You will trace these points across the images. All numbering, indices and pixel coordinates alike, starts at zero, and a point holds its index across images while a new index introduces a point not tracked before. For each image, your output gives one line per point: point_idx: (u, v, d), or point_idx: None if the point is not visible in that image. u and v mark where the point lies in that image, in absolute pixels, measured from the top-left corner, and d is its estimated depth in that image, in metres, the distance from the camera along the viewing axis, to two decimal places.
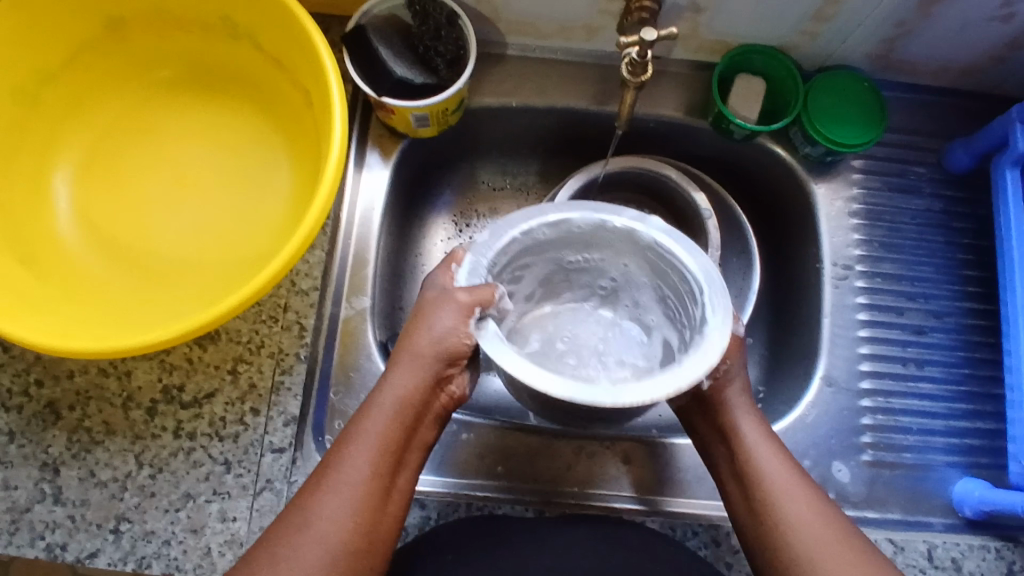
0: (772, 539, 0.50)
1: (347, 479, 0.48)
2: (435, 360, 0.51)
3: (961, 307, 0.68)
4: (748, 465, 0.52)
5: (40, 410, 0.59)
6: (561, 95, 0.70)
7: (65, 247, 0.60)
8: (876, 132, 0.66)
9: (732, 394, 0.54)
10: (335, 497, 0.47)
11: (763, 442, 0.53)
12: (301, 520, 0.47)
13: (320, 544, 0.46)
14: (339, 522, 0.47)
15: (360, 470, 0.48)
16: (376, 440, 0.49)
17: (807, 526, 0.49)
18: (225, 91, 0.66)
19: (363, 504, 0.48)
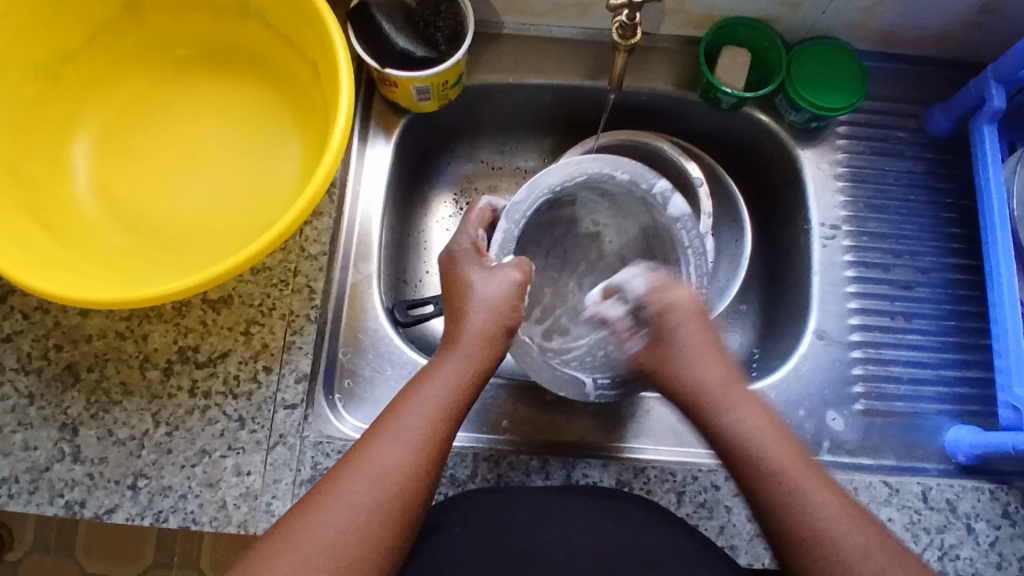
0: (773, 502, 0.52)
1: (407, 431, 0.52)
2: (489, 335, 0.57)
3: (947, 263, 0.71)
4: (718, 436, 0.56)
5: (59, 372, 0.61)
6: (556, 70, 0.73)
7: (82, 216, 0.62)
8: (857, 96, 0.69)
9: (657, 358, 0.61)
10: (395, 446, 0.51)
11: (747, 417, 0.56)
12: (356, 463, 0.51)
13: (382, 486, 0.49)
14: (401, 471, 0.50)
15: (419, 425, 0.52)
16: (433, 404, 0.54)
17: (807, 496, 0.52)
18: (235, 70, 0.68)
19: (422, 457, 0.51)
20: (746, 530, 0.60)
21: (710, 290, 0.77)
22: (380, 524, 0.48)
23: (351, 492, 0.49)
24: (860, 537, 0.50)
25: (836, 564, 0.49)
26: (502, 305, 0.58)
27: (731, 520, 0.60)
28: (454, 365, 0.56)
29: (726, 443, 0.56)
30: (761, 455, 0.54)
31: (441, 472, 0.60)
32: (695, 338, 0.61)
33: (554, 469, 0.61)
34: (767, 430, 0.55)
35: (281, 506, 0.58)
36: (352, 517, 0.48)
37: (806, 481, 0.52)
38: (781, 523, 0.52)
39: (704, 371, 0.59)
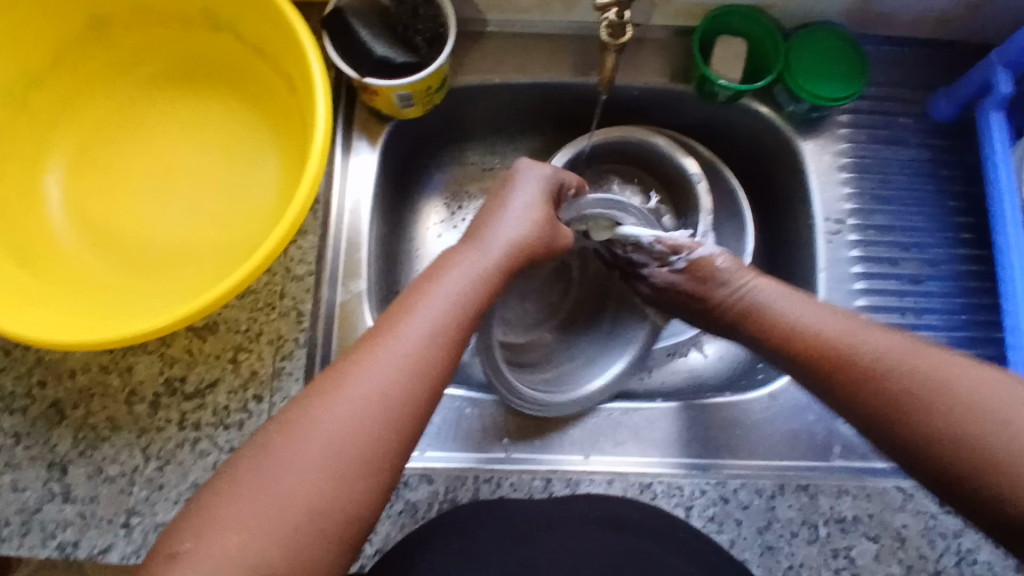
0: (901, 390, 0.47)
1: (424, 325, 0.49)
2: (513, 252, 0.56)
3: (955, 255, 0.69)
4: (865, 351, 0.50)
5: (44, 411, 0.60)
6: (544, 68, 0.70)
7: (58, 248, 0.60)
8: (859, 84, 0.66)
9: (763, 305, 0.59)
10: (420, 328, 0.48)
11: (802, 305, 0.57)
12: (373, 346, 0.47)
13: (366, 410, 0.44)
14: (395, 386, 0.46)
15: (438, 321, 0.49)
16: (452, 298, 0.51)
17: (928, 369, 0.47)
18: (207, 84, 0.65)
19: (437, 353, 0.48)
20: (758, 543, 0.59)
21: None
22: (360, 449, 0.43)
23: (369, 381, 0.45)
24: (931, 370, 0.46)
25: (952, 404, 0.44)
26: (534, 237, 0.58)
27: (741, 533, 0.59)
28: (473, 266, 0.54)
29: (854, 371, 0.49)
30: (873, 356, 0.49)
31: (442, 498, 0.59)
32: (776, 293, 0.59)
33: (557, 487, 0.60)
34: (786, 292, 0.59)
35: None
36: (367, 404, 0.45)
37: (829, 327, 0.53)
38: (853, 374, 0.50)
39: (716, 289, 0.62)
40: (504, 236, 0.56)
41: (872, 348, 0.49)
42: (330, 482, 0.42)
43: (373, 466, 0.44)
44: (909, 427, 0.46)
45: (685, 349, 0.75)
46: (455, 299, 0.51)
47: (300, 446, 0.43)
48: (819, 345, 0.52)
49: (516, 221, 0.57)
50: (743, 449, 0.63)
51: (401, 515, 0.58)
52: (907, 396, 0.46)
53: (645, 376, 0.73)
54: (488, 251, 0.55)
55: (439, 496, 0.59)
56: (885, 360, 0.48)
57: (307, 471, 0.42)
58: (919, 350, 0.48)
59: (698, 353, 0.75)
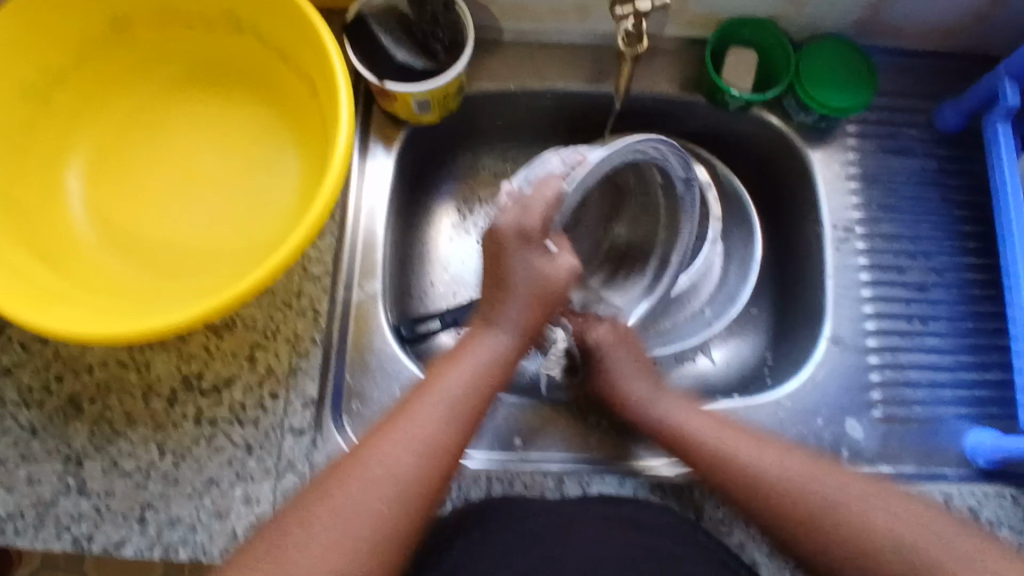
0: (793, 523, 0.55)
1: (448, 400, 0.54)
2: (530, 329, 0.59)
3: (961, 263, 0.70)
4: (743, 483, 0.57)
5: (61, 405, 0.60)
6: (557, 76, 0.71)
7: (81, 245, 0.61)
8: (868, 93, 0.67)
9: (663, 403, 0.63)
10: (435, 411, 0.53)
11: (711, 425, 0.61)
12: (397, 422, 0.52)
13: (395, 471, 0.50)
14: (427, 449, 0.51)
15: (463, 400, 0.54)
16: (473, 379, 0.55)
17: (810, 497, 0.55)
18: (228, 86, 0.67)
19: (455, 429, 0.53)
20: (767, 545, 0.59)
21: (719, 294, 0.76)
22: (391, 507, 0.49)
23: (394, 459, 0.50)
24: (838, 491, 0.54)
25: (850, 536, 0.53)
26: (550, 300, 0.59)
27: (751, 534, 0.59)
28: (495, 345, 0.58)
29: (743, 492, 0.57)
30: (755, 473, 0.57)
31: (457, 495, 0.60)
32: (668, 399, 0.64)
33: (569, 487, 0.60)
34: (710, 419, 0.61)
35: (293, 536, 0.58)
36: (396, 481, 0.50)
37: (746, 446, 0.59)
38: (767, 503, 0.56)
39: (635, 386, 0.65)
40: (524, 300, 0.58)
41: (761, 460, 0.57)
42: (366, 547, 0.47)
43: (402, 529, 0.49)
44: (823, 529, 0.54)
45: (693, 355, 0.74)
46: (477, 378, 0.55)
47: (328, 514, 0.48)
48: (719, 457, 0.59)
49: (527, 296, 0.58)
50: None
51: None
52: (817, 516, 0.54)
53: None
54: (514, 303, 0.58)
55: (451, 495, 0.59)
56: (790, 474, 0.56)
57: (353, 527, 0.48)
58: (829, 468, 0.56)
59: (705, 359, 0.74)
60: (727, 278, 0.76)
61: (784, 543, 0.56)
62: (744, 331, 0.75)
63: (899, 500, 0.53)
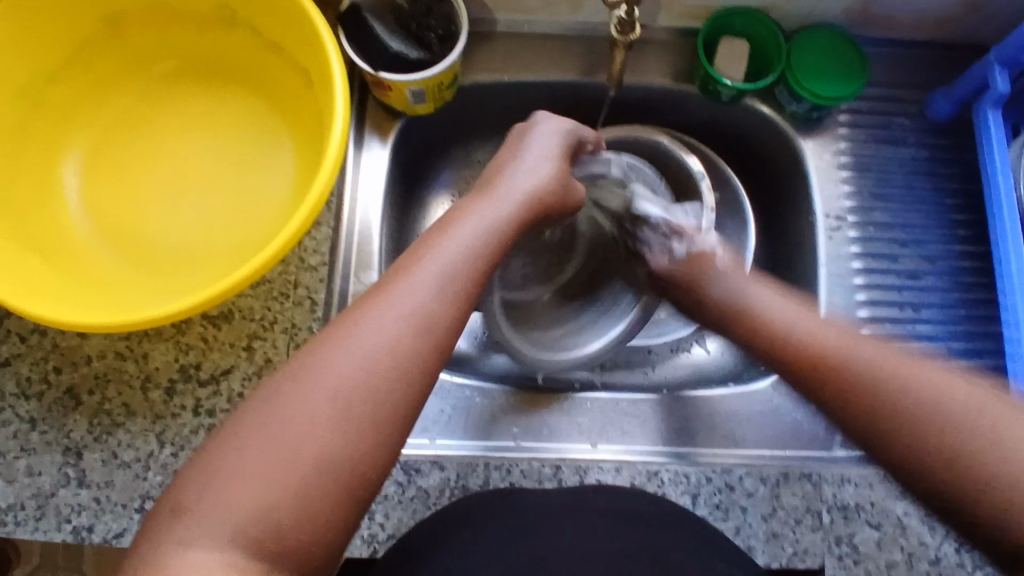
0: (855, 396, 0.45)
1: (446, 267, 0.47)
2: (536, 197, 0.56)
3: (953, 251, 0.70)
4: (824, 363, 0.47)
5: (60, 396, 0.60)
6: (551, 68, 0.72)
7: (78, 237, 0.62)
8: (857, 84, 0.68)
9: (756, 294, 0.57)
10: (429, 280, 0.46)
11: (795, 312, 0.54)
12: (379, 300, 0.45)
13: (372, 358, 0.42)
14: (414, 322, 0.44)
15: (461, 266, 0.48)
16: (474, 245, 0.50)
17: (919, 378, 0.43)
18: (224, 79, 0.67)
19: (453, 302, 0.46)
20: (763, 530, 0.60)
21: None
22: (374, 397, 0.41)
23: (383, 329, 0.43)
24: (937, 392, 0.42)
25: (929, 433, 0.41)
26: (556, 181, 0.58)
27: (746, 520, 0.60)
28: (495, 211, 0.53)
29: (814, 376, 0.48)
30: (845, 363, 0.46)
31: (453, 484, 0.60)
32: (772, 299, 0.56)
33: (566, 474, 0.61)
34: (796, 304, 0.56)
35: None
36: (384, 354, 0.42)
37: (800, 314, 0.54)
38: (847, 378, 0.46)
39: (732, 278, 0.60)
40: (529, 180, 0.56)
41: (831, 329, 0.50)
42: (356, 426, 0.41)
43: (386, 412, 0.42)
44: (894, 424, 0.43)
45: (688, 345, 0.76)
46: (477, 242, 0.50)
47: (310, 389, 0.41)
48: (800, 347, 0.50)
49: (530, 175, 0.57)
50: (746, 441, 0.64)
51: (413, 502, 0.59)
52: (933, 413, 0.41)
53: (648, 370, 0.74)
54: (509, 196, 0.55)
55: (449, 483, 0.60)
56: (904, 370, 0.44)
57: (334, 403, 0.41)
58: (883, 343, 0.47)
59: (699, 348, 0.76)
60: None
61: (849, 435, 0.46)
62: None
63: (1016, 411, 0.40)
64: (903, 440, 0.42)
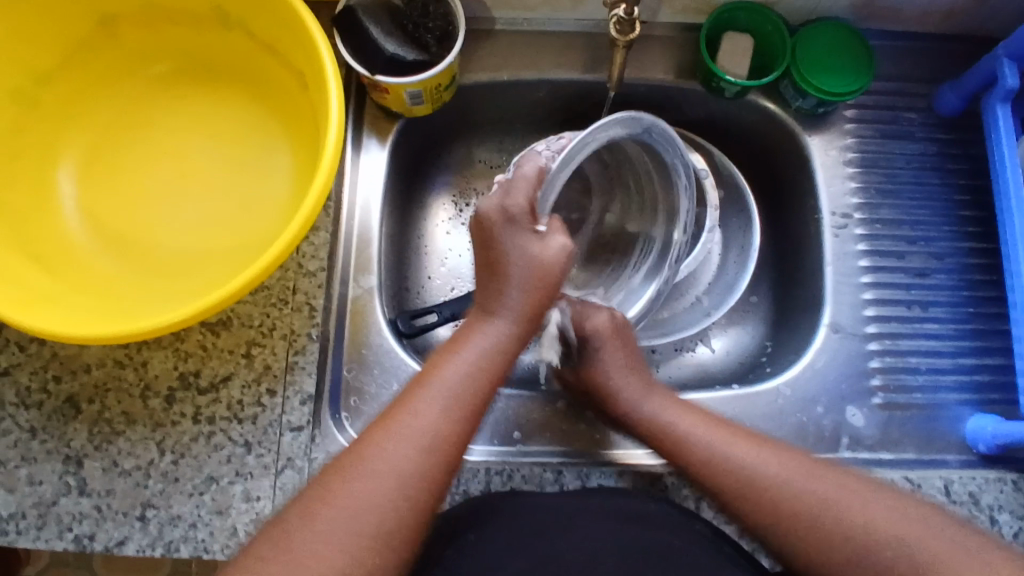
0: (792, 535, 0.53)
1: (449, 390, 0.52)
2: (531, 312, 0.56)
3: (961, 248, 0.69)
4: (742, 473, 0.56)
5: (60, 405, 0.60)
6: (551, 66, 0.70)
7: (75, 244, 0.61)
8: (863, 81, 0.66)
9: (661, 407, 0.61)
10: (433, 407, 0.50)
11: (708, 429, 0.59)
12: (392, 422, 0.50)
13: (380, 491, 0.47)
14: (410, 471, 0.48)
15: (464, 384, 0.52)
16: (473, 366, 0.53)
17: (782, 480, 0.55)
18: (219, 81, 0.66)
19: (459, 421, 0.51)
20: None
21: (717, 284, 0.76)
22: (379, 522, 0.46)
23: (396, 458, 0.48)
24: (822, 487, 0.53)
25: (841, 544, 0.51)
26: (548, 279, 0.56)
27: None
28: (496, 329, 0.56)
29: (738, 511, 0.56)
30: (750, 473, 0.56)
31: (454, 489, 0.60)
32: (683, 419, 0.60)
33: (568, 479, 0.61)
34: (712, 428, 0.59)
35: None
36: (392, 480, 0.47)
37: (736, 449, 0.57)
38: (766, 509, 0.54)
39: (623, 383, 0.63)
40: (523, 291, 0.56)
41: (761, 465, 0.56)
42: (396, 503, 0.47)
43: (417, 503, 0.48)
44: (823, 551, 0.52)
45: (692, 345, 0.74)
46: (478, 365, 0.53)
47: (326, 518, 0.45)
48: (715, 463, 0.57)
49: (528, 273, 0.56)
50: None
51: None
52: (825, 538, 0.52)
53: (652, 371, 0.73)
54: (508, 314, 0.56)
55: (451, 490, 0.60)
56: (783, 476, 0.55)
57: (356, 519, 0.46)
58: (812, 469, 0.55)
59: (705, 347, 0.74)
60: (725, 267, 0.76)
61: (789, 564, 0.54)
62: (744, 320, 0.75)
63: (898, 502, 0.52)
64: (838, 557, 0.51)
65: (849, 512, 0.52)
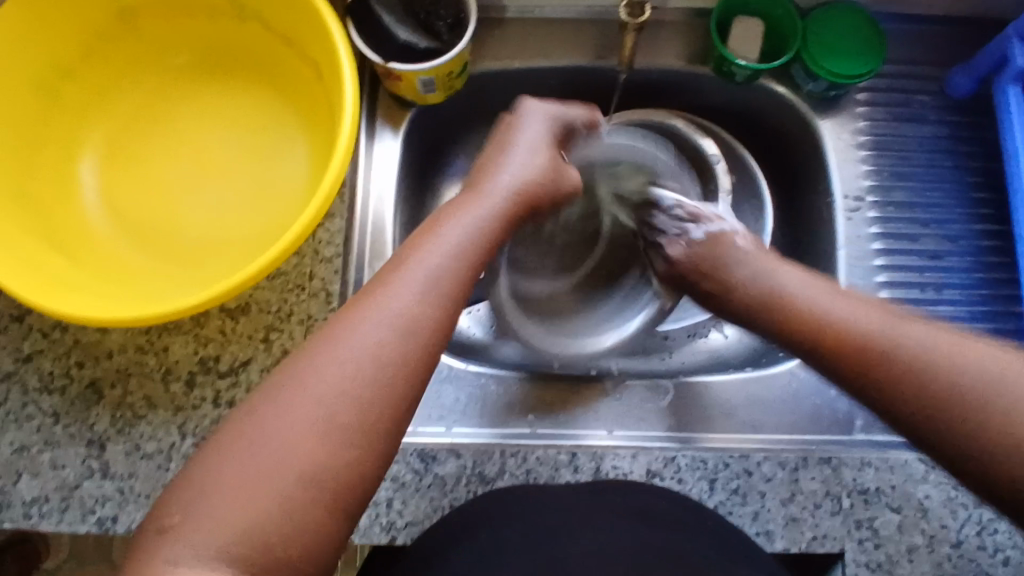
0: (928, 399, 0.44)
1: (432, 267, 0.47)
2: (524, 191, 0.56)
3: (974, 230, 0.69)
4: (886, 349, 0.47)
5: (82, 390, 0.61)
6: (562, 53, 0.71)
7: (97, 232, 0.63)
8: (874, 64, 0.66)
9: (755, 295, 0.59)
10: (409, 290, 0.45)
11: (838, 300, 0.53)
12: (348, 324, 0.44)
13: (334, 390, 0.41)
14: (380, 360, 0.43)
15: (443, 270, 0.47)
16: (458, 245, 0.49)
17: (911, 347, 0.46)
18: (235, 73, 0.67)
19: (435, 310, 0.45)
20: (781, 515, 0.59)
21: None
22: (341, 427, 0.41)
23: (367, 336, 0.43)
24: (947, 352, 0.45)
25: (982, 409, 0.42)
26: (546, 179, 0.58)
27: (764, 505, 0.59)
28: (479, 208, 0.53)
29: (863, 372, 0.48)
30: (891, 340, 0.47)
31: (469, 472, 0.60)
32: (839, 304, 0.53)
33: (582, 460, 0.61)
34: (859, 303, 0.52)
35: None
36: (352, 371, 0.42)
37: (857, 313, 0.51)
38: (897, 376, 0.46)
39: (739, 271, 0.61)
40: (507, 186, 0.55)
41: (852, 315, 0.51)
42: (363, 393, 0.42)
43: (383, 406, 0.42)
44: (954, 432, 0.42)
45: (705, 330, 0.75)
46: (467, 235, 0.50)
47: (270, 427, 0.40)
48: (842, 337, 0.50)
49: (520, 169, 0.57)
50: (764, 426, 0.64)
51: (430, 490, 0.60)
52: (908, 375, 0.45)
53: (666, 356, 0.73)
54: (498, 193, 0.54)
55: (466, 472, 0.60)
56: (928, 350, 0.45)
57: (295, 432, 0.40)
58: (902, 319, 0.48)
59: (717, 333, 0.75)
60: None
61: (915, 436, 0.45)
62: None
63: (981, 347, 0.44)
64: (976, 442, 0.41)
65: (977, 378, 0.42)
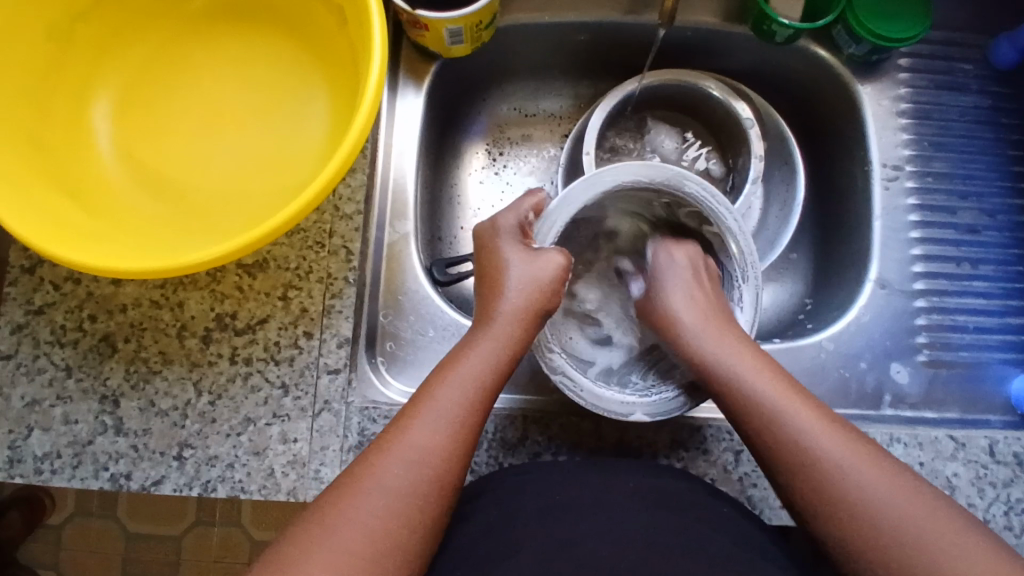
0: (845, 521, 0.47)
1: (443, 410, 0.50)
2: (529, 312, 0.55)
3: (1013, 205, 0.67)
4: (831, 471, 0.48)
5: (95, 344, 0.60)
6: (593, 7, 0.68)
7: (111, 181, 0.60)
8: (923, 25, 0.63)
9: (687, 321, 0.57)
10: (431, 426, 0.49)
11: (765, 377, 0.53)
12: (390, 446, 0.49)
13: (374, 514, 0.46)
14: (411, 489, 0.47)
15: (453, 410, 0.50)
16: (469, 379, 0.52)
17: (849, 470, 0.48)
18: (254, 21, 0.65)
19: (456, 440, 0.49)
20: None
21: (758, 240, 0.73)
22: (378, 541, 0.45)
23: (390, 477, 0.47)
24: (877, 483, 0.47)
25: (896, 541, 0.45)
26: (545, 286, 0.56)
27: None
28: (490, 340, 0.54)
29: (793, 470, 0.50)
30: (829, 454, 0.49)
31: (490, 436, 0.59)
32: (763, 376, 0.53)
33: (606, 429, 0.60)
34: (793, 397, 0.52)
35: (330, 473, 0.57)
36: (388, 499, 0.46)
37: (787, 400, 0.52)
38: (828, 502, 0.48)
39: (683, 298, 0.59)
40: (515, 302, 0.55)
41: (803, 425, 0.50)
42: (390, 524, 0.46)
43: (416, 524, 0.46)
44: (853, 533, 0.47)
45: None
46: (480, 369, 0.53)
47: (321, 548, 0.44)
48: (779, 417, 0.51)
49: (522, 284, 0.56)
50: None
51: None
52: (836, 499, 0.48)
53: None
54: (502, 313, 0.55)
55: (486, 436, 0.59)
56: (842, 463, 0.48)
57: (348, 543, 0.44)
58: (849, 437, 0.50)
59: None
60: (766, 221, 0.73)
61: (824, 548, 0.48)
62: (783, 277, 0.74)
63: (896, 478, 0.48)
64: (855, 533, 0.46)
65: (890, 506, 0.46)
